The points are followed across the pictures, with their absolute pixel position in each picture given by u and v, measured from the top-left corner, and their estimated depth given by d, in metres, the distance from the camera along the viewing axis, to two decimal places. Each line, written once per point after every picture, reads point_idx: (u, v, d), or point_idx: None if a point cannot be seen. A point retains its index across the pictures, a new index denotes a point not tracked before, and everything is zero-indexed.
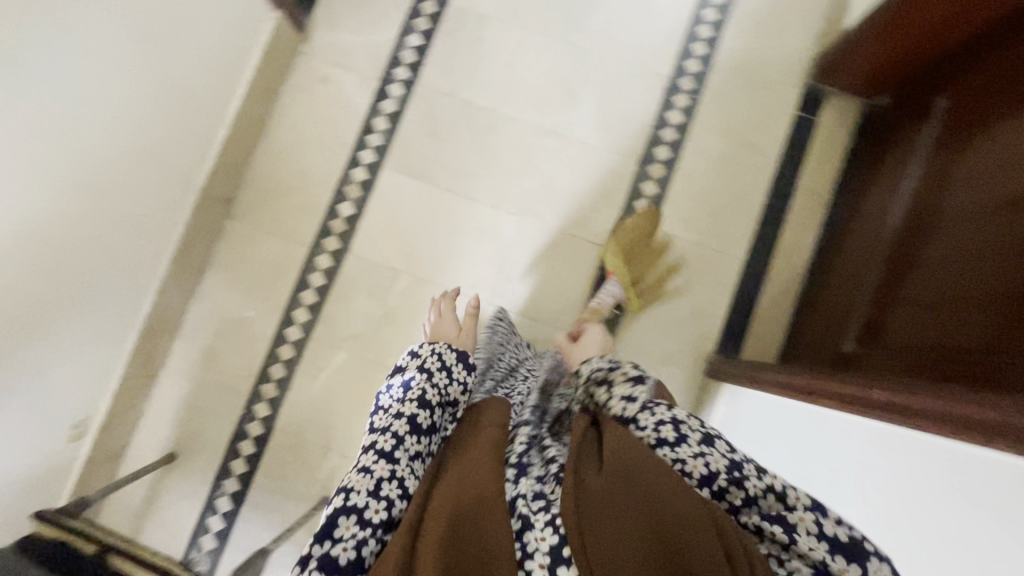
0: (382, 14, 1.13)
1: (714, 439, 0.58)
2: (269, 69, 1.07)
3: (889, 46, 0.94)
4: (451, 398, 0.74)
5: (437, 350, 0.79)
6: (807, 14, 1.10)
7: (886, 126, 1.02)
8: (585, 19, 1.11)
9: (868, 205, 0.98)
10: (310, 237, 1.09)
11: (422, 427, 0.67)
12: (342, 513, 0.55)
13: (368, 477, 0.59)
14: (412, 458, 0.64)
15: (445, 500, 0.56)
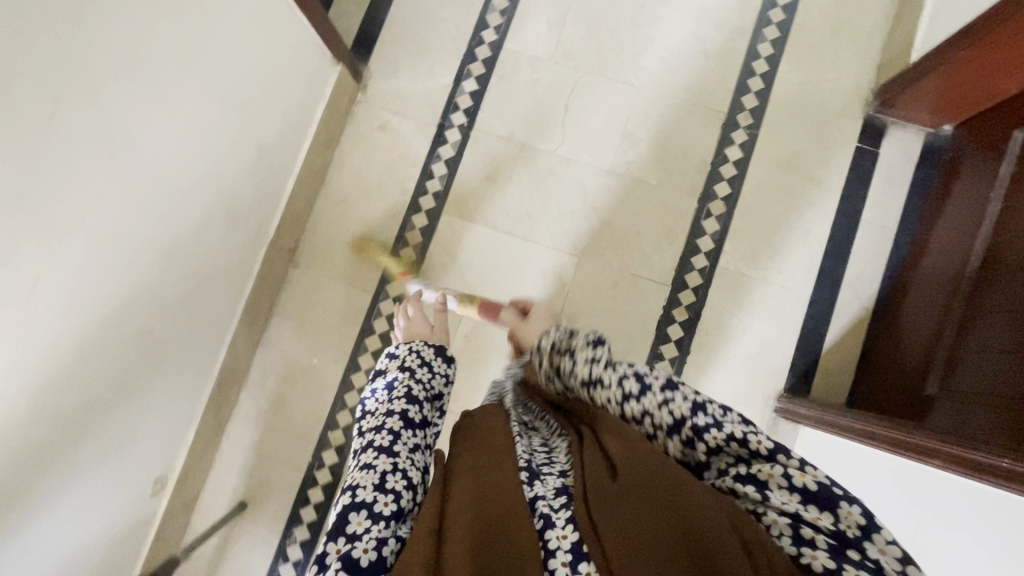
0: (437, 61, 1.15)
1: (676, 384, 0.56)
2: (331, 120, 1.09)
3: (958, 80, 0.93)
4: (436, 392, 0.72)
5: (415, 348, 0.76)
6: (864, 47, 1.09)
7: (959, 159, 1.01)
8: (639, 58, 1.12)
9: (938, 243, 0.98)
10: (373, 283, 1.11)
11: (416, 420, 0.65)
12: (351, 511, 0.53)
13: (371, 472, 0.56)
14: (412, 450, 0.61)
15: (462, 495, 0.50)
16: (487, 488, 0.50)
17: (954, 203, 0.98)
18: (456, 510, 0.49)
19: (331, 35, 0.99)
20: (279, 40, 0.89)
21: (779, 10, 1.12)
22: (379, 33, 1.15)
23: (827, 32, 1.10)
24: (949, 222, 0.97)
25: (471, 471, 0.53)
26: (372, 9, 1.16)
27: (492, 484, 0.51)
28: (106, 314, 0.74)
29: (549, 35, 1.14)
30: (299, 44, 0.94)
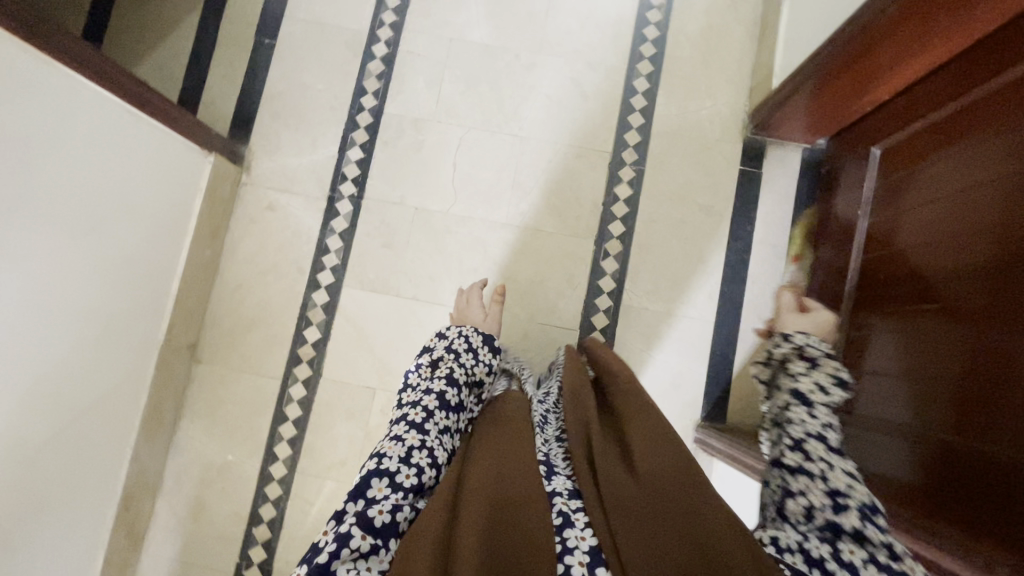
0: (319, 134, 1.13)
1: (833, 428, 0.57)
2: (214, 210, 1.06)
3: (823, 101, 0.96)
4: (477, 379, 0.79)
5: (465, 333, 0.84)
6: (734, 73, 1.12)
7: (833, 175, 1.04)
8: (520, 107, 1.13)
9: (824, 262, 1.00)
10: (281, 368, 1.08)
11: (451, 403, 0.72)
12: (374, 477, 0.59)
13: (399, 444, 0.63)
14: (441, 432, 0.68)
15: (483, 478, 0.57)
16: (512, 474, 0.57)
17: (835, 217, 1.00)
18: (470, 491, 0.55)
19: (188, 121, 0.96)
20: (130, 148, 0.86)
21: (649, 44, 1.14)
22: (255, 113, 1.13)
23: (697, 61, 1.13)
24: (833, 238, 1.00)
25: (499, 457, 0.60)
26: (245, 88, 1.14)
27: (512, 474, 0.58)
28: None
29: (429, 94, 1.13)
30: (155, 145, 0.90)
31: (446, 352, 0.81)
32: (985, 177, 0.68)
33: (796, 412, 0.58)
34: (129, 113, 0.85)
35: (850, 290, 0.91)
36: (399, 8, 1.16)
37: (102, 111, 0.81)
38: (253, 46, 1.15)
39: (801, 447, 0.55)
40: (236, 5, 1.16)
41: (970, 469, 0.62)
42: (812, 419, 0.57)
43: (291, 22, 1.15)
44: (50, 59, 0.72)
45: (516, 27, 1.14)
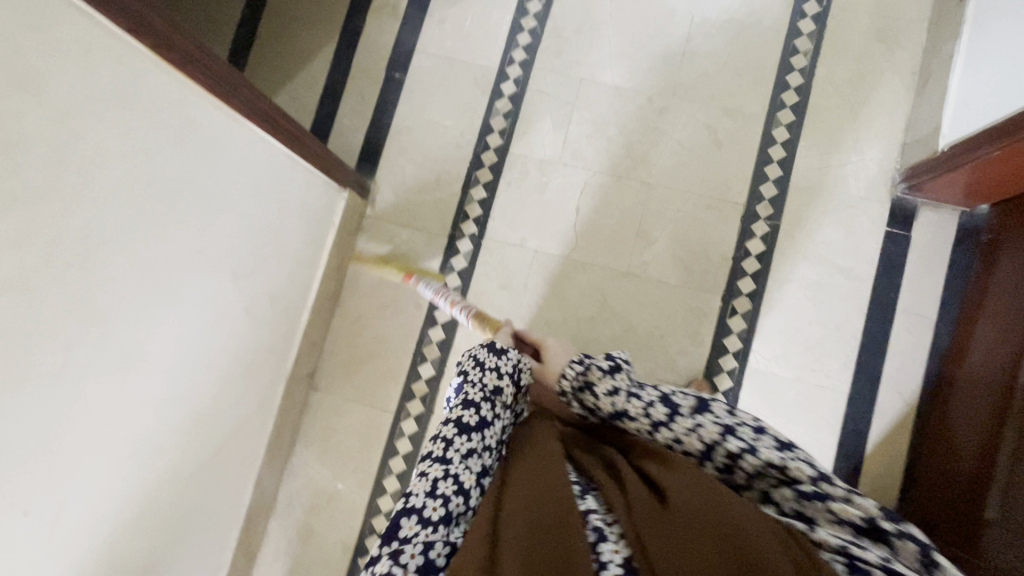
0: (443, 170, 1.13)
1: (708, 407, 0.63)
2: (342, 243, 1.08)
3: (999, 171, 0.87)
4: (495, 386, 0.72)
5: (472, 351, 0.76)
6: (884, 126, 1.05)
7: (994, 245, 0.96)
8: (648, 152, 1.09)
9: (982, 343, 0.92)
10: (393, 402, 1.09)
11: (469, 424, 0.66)
12: (403, 516, 0.57)
13: (424, 480, 0.60)
14: (466, 457, 0.63)
15: (511, 510, 0.53)
16: (539, 497, 0.54)
17: (996, 291, 0.93)
18: (508, 522, 0.52)
19: (332, 164, 0.98)
20: (284, 190, 0.89)
21: (792, 91, 1.08)
22: (383, 147, 1.15)
23: (844, 111, 1.06)
24: (994, 316, 0.92)
25: (519, 483, 0.57)
26: (374, 121, 1.15)
27: (535, 501, 0.54)
28: (127, 491, 0.75)
29: (555, 134, 1.12)
30: (302, 185, 0.93)
31: (460, 373, 0.74)
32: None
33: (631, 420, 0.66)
34: (286, 160, 0.87)
35: (1018, 382, 0.83)
36: (529, 46, 1.14)
37: (271, 162, 0.84)
38: (385, 79, 1.16)
39: (657, 429, 0.64)
40: (370, 38, 1.17)
41: None
42: (630, 405, 0.66)
43: (422, 57, 1.16)
44: (238, 116, 0.75)
45: (649, 69, 1.11)
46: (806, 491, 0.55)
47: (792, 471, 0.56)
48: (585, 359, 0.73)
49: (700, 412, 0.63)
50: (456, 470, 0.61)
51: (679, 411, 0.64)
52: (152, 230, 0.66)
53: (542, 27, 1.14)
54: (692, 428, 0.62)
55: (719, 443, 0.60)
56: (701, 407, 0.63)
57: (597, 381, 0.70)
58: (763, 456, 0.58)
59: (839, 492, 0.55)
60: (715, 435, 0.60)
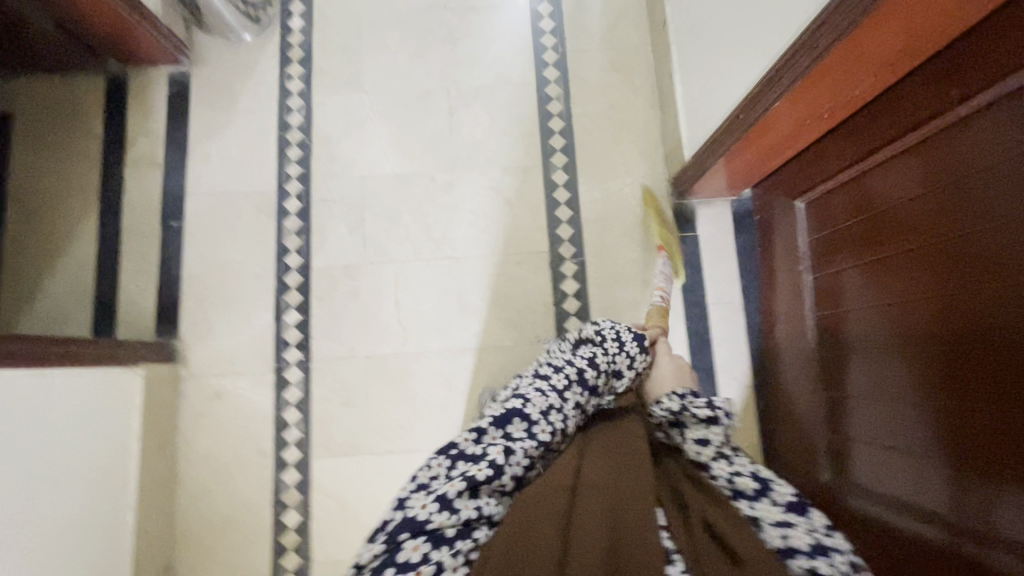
0: (250, 305, 1.08)
1: (809, 510, 0.57)
2: (157, 419, 1.00)
3: (738, 167, 0.97)
4: (619, 369, 0.76)
5: (616, 327, 0.79)
6: (644, 143, 1.13)
7: (764, 225, 1.06)
8: (447, 227, 1.11)
9: (779, 316, 1.01)
10: (266, 564, 1.01)
11: (590, 382, 0.72)
12: (515, 416, 0.66)
13: (541, 400, 0.68)
14: (575, 406, 0.70)
15: (592, 493, 0.57)
16: (622, 485, 0.58)
17: (780, 267, 1.01)
18: (587, 503, 0.56)
19: (86, 349, 0.86)
20: (61, 405, 0.81)
21: (557, 134, 1.14)
22: (179, 301, 1.08)
23: (608, 139, 1.14)
24: (786, 290, 0.99)
25: (613, 465, 0.61)
26: (162, 277, 1.09)
27: (625, 487, 0.58)
28: None
29: (353, 236, 1.11)
30: (67, 392, 0.82)
31: (594, 334, 0.79)
32: (901, 221, 0.72)
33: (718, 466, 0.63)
34: (54, 377, 0.80)
35: (812, 344, 0.92)
36: (302, 158, 1.13)
37: (34, 388, 0.76)
38: (162, 232, 1.10)
39: (737, 498, 0.60)
40: (133, 194, 1.11)
41: (970, 522, 0.64)
42: (716, 463, 0.63)
43: (195, 198, 1.12)
44: None
45: (424, 149, 1.13)
46: None
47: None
48: (688, 397, 0.68)
49: (797, 511, 0.57)
50: (566, 411, 0.69)
51: (776, 499, 0.58)
52: None
53: (309, 136, 1.14)
54: (779, 522, 0.56)
55: (800, 555, 0.53)
56: (799, 508, 0.57)
57: (688, 424, 0.67)
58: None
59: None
60: (801, 542, 0.54)
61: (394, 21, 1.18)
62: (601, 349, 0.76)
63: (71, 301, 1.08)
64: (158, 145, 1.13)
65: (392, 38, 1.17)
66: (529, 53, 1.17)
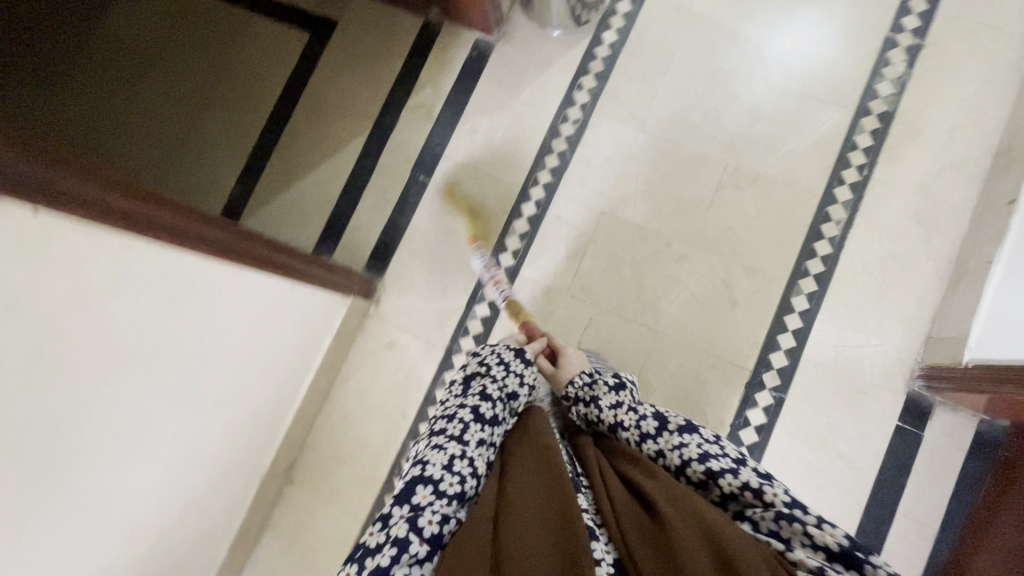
0: (452, 281, 1.12)
1: (694, 428, 0.65)
2: (339, 344, 1.08)
3: None
4: (512, 391, 0.72)
5: (498, 349, 0.78)
6: (910, 313, 1.00)
7: None
8: (660, 297, 1.07)
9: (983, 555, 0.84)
10: (364, 510, 1.07)
11: (486, 416, 0.67)
12: (418, 484, 0.58)
13: (442, 453, 0.61)
14: (479, 444, 0.64)
15: (518, 490, 0.58)
16: (543, 473, 0.59)
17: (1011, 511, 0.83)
18: (514, 508, 0.56)
19: (315, 267, 0.93)
20: (279, 310, 0.89)
21: (818, 259, 1.04)
22: (395, 248, 1.14)
23: (870, 288, 1.02)
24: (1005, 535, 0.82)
25: (532, 468, 0.61)
26: (392, 220, 1.16)
27: (544, 491, 0.57)
28: None
29: (569, 263, 1.10)
30: (289, 302, 0.90)
31: (481, 366, 0.74)
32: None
33: (626, 417, 0.70)
34: (282, 288, 0.87)
35: None
36: (557, 169, 1.13)
37: (266, 293, 0.84)
38: (408, 179, 1.17)
39: (644, 440, 0.67)
40: (400, 136, 1.18)
41: None
42: (625, 416, 0.70)
43: (448, 163, 1.16)
44: (241, 268, 0.76)
45: (670, 211, 1.09)
46: (783, 514, 0.55)
47: (766, 496, 0.57)
48: (596, 376, 0.78)
49: (687, 432, 0.65)
50: (471, 455, 0.62)
51: (667, 426, 0.67)
52: (139, 381, 0.65)
53: (571, 151, 1.14)
54: (677, 446, 0.64)
55: (697, 462, 0.62)
56: (689, 428, 0.65)
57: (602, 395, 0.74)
58: (742, 478, 0.59)
59: (812, 519, 0.54)
60: (693, 453, 0.62)
61: (702, 74, 1.12)
62: (490, 381, 0.72)
63: (313, 206, 1.18)
64: (439, 100, 1.19)
65: (693, 90, 1.12)
66: (830, 161, 1.06)
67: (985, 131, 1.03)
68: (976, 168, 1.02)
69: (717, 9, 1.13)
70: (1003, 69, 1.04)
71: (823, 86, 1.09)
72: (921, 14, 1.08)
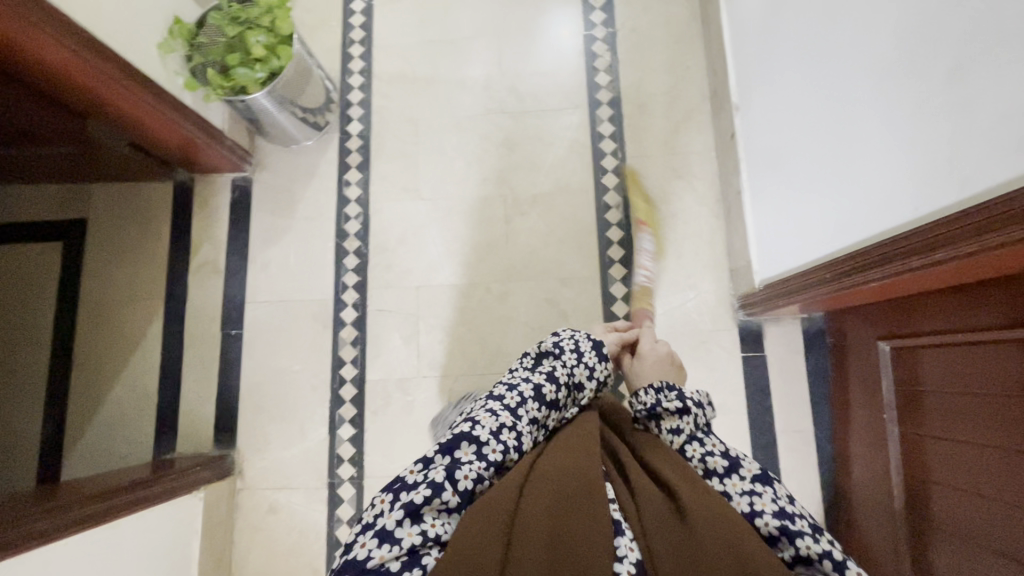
0: (306, 417, 1.09)
1: (772, 480, 0.55)
2: (214, 537, 1.00)
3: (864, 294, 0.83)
4: (579, 382, 0.68)
5: (576, 338, 0.73)
6: (707, 257, 1.09)
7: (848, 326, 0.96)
8: (502, 341, 1.09)
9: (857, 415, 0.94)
10: None
11: (548, 397, 0.64)
12: (464, 439, 0.57)
13: (493, 417, 0.59)
14: (530, 424, 0.61)
15: (549, 480, 0.52)
16: (578, 472, 0.53)
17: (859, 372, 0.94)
18: (534, 500, 0.50)
19: (154, 489, 0.88)
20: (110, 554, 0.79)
21: (616, 245, 1.11)
22: (237, 412, 1.09)
23: (670, 250, 1.10)
24: (865, 399, 0.92)
25: (569, 455, 0.56)
26: (222, 386, 1.10)
27: (578, 479, 0.53)
28: None
29: (407, 349, 1.10)
30: (117, 542, 0.81)
31: (554, 347, 0.71)
32: (999, 397, 0.66)
33: (693, 451, 0.61)
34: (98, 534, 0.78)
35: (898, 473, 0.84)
36: (359, 266, 1.14)
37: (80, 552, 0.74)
38: (222, 339, 1.12)
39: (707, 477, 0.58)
40: (196, 301, 1.14)
41: None
42: (689, 448, 0.61)
43: (255, 306, 1.13)
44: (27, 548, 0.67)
45: (478, 259, 1.12)
46: None
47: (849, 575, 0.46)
48: (665, 391, 0.64)
49: (762, 482, 0.55)
50: (520, 429, 0.60)
51: (740, 467, 0.57)
52: None
53: (366, 244, 1.14)
54: (747, 491, 0.54)
55: (769, 516, 0.52)
56: (763, 479, 0.55)
57: (663, 416, 0.63)
58: (823, 545, 0.48)
59: None
60: (766, 507, 0.52)
61: (450, 127, 1.18)
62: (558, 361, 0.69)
63: (136, 412, 1.10)
64: (221, 251, 1.16)
65: (449, 144, 1.17)
66: (588, 157, 1.14)
67: (695, 80, 1.15)
68: (702, 114, 1.14)
69: (438, 67, 1.20)
70: (685, 25, 1.17)
71: (554, 96, 1.17)
72: (604, 7, 1.20)
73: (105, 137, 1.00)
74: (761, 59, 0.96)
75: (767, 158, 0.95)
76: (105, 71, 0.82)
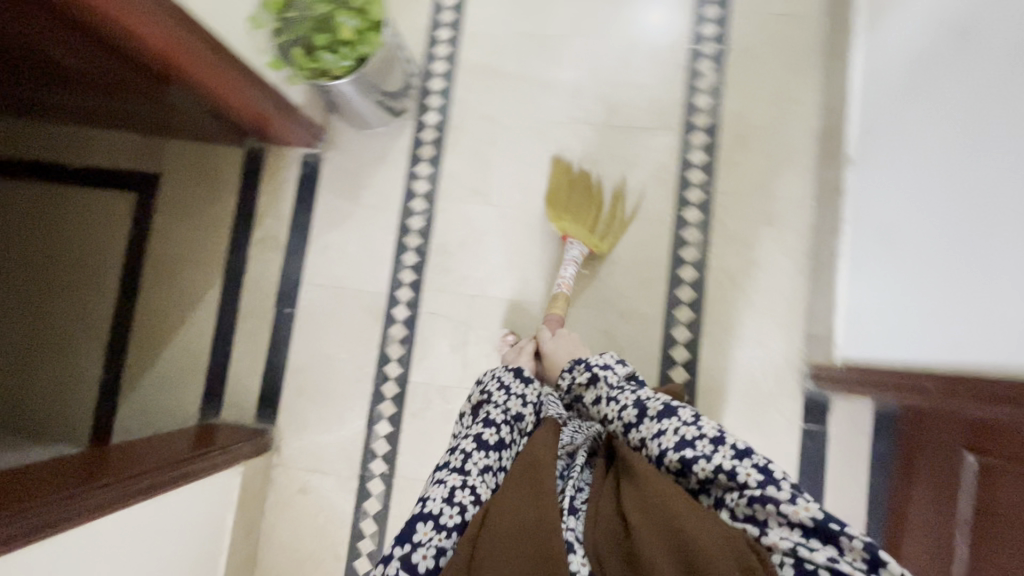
0: (346, 407, 1.09)
1: (675, 408, 0.59)
2: (247, 509, 1.04)
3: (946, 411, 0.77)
4: (518, 413, 0.66)
5: (497, 373, 0.72)
6: (782, 314, 1.01)
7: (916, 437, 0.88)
8: None
9: (910, 539, 0.85)
10: None
11: (491, 442, 0.62)
12: (418, 521, 0.54)
13: (441, 486, 0.57)
14: (483, 472, 0.59)
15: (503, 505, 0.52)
16: (532, 490, 0.53)
17: (920, 487, 0.86)
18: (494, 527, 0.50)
19: (191, 467, 0.88)
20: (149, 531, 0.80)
21: (686, 286, 1.04)
22: (281, 389, 1.11)
23: (742, 300, 1.03)
24: (919, 519, 0.84)
25: (518, 489, 0.53)
26: (270, 363, 1.12)
27: (534, 503, 0.51)
28: None
29: (454, 357, 1.08)
30: (158, 518, 0.82)
31: (483, 396, 0.69)
32: None
33: (610, 410, 0.63)
34: (140, 512, 0.78)
35: None
36: (417, 265, 1.11)
37: (119, 532, 0.75)
38: (275, 316, 1.13)
39: (627, 432, 0.61)
40: (254, 274, 1.14)
41: None
42: (608, 407, 0.64)
43: (310, 289, 1.13)
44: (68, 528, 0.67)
45: (539, 277, 1.08)
46: (755, 496, 0.50)
47: (740, 476, 0.52)
48: (574, 368, 0.71)
49: (667, 415, 0.59)
50: (474, 485, 0.58)
51: (646, 411, 0.60)
52: None
53: (427, 242, 1.11)
54: (655, 434, 0.58)
55: (673, 450, 0.56)
56: (668, 411, 0.59)
57: (586, 395, 0.68)
58: (716, 462, 0.53)
59: (785, 495, 0.49)
60: (672, 440, 0.56)
61: (530, 131, 1.11)
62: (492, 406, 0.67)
63: (188, 370, 1.14)
64: (283, 227, 1.15)
65: (526, 149, 1.11)
66: (672, 186, 1.07)
67: (805, 117, 1.04)
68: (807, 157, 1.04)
69: (527, 63, 1.12)
70: (805, 53, 1.06)
71: (645, 113, 1.09)
72: (717, 20, 1.09)
73: (179, 102, 0.96)
74: (901, 117, 0.84)
75: (880, 233, 0.87)
76: (169, 23, 0.75)
